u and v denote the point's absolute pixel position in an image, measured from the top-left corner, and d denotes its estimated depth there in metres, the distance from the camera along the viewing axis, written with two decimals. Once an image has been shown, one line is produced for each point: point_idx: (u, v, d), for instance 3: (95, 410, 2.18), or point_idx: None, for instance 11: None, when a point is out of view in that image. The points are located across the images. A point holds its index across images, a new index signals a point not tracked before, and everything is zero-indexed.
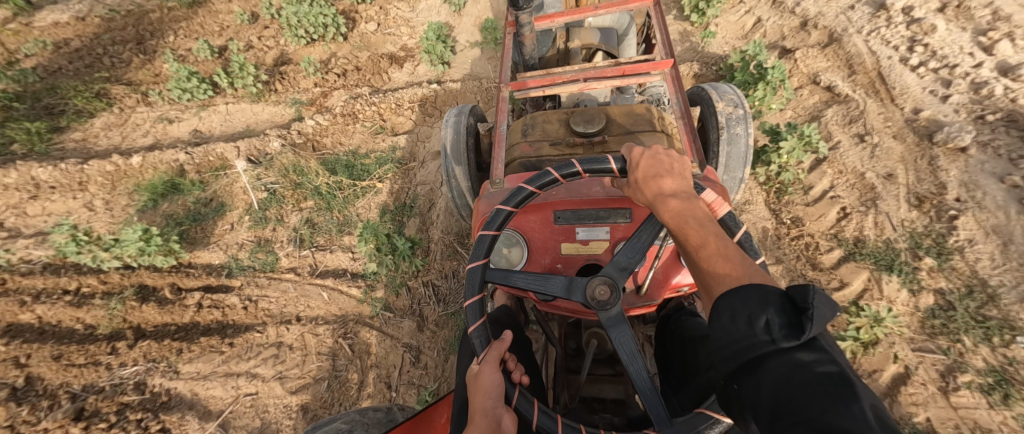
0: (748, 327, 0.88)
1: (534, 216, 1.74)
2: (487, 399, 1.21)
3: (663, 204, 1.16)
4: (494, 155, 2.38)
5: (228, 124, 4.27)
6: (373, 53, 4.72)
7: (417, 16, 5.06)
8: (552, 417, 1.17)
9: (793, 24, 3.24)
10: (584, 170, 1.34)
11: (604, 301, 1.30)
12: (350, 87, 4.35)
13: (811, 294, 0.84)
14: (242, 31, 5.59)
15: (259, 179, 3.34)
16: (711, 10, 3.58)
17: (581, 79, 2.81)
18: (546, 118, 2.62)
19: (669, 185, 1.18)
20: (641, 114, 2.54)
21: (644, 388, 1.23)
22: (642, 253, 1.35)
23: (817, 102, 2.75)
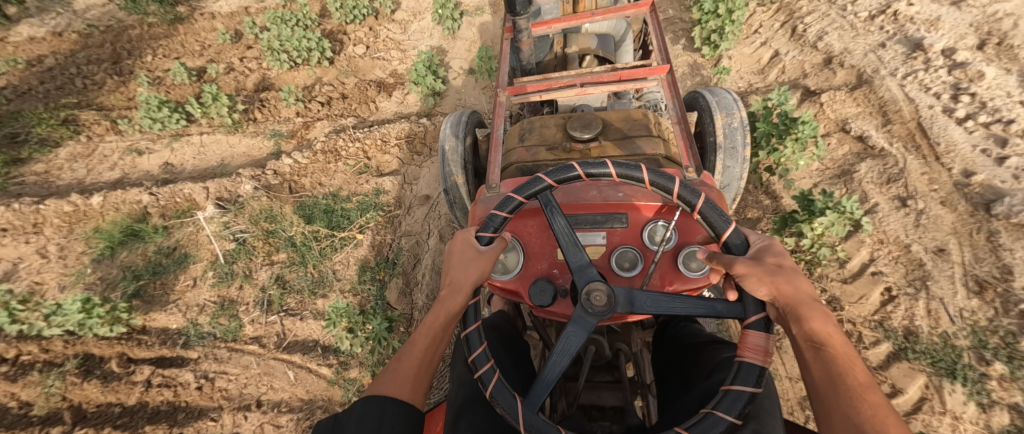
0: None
1: (532, 221, 1.77)
2: (482, 276, 1.41)
3: (809, 308, 1.15)
4: (488, 159, 2.26)
5: (201, 158, 3.95)
6: (361, 79, 4.44)
7: (408, 39, 4.79)
8: (479, 339, 1.32)
9: (816, 61, 2.97)
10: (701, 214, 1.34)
11: (594, 306, 1.33)
12: (334, 117, 4.04)
13: None
14: (224, 52, 5.29)
15: (227, 227, 3.01)
16: (724, 43, 3.33)
17: (578, 85, 2.71)
18: (544, 124, 2.57)
19: (814, 296, 1.19)
20: (639, 119, 2.47)
21: (548, 378, 1.28)
22: (658, 307, 1.35)
23: (847, 153, 2.46)
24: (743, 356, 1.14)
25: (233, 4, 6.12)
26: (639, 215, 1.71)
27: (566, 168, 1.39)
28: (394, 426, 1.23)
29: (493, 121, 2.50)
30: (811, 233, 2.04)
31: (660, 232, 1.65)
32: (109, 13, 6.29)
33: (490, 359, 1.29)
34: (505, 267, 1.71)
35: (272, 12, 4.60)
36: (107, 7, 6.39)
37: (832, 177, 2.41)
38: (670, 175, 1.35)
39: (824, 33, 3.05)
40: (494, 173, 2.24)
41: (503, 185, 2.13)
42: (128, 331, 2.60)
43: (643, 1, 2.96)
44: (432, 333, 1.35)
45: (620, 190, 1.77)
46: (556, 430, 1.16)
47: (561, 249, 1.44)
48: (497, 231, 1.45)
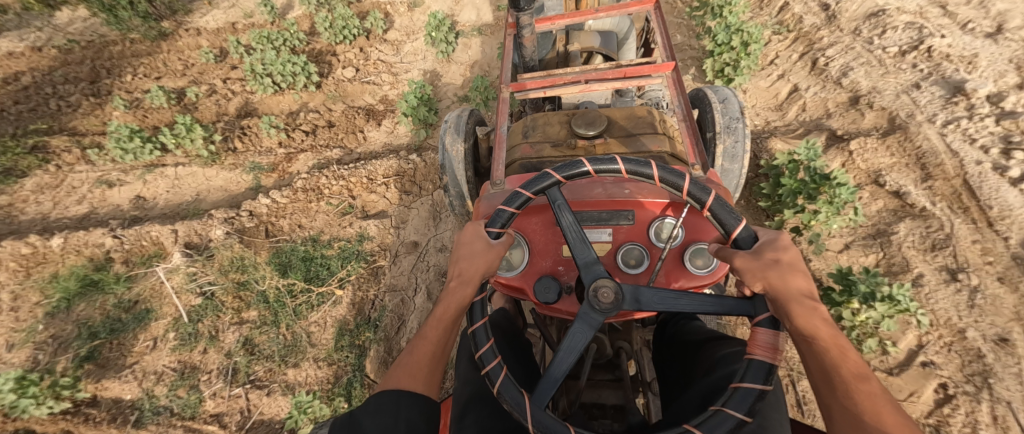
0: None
1: (535, 218, 1.66)
2: (489, 270, 1.31)
3: (802, 304, 1.08)
4: (494, 155, 2.20)
5: (175, 192, 3.69)
6: (349, 106, 4.18)
7: (401, 61, 4.56)
8: (485, 335, 1.21)
9: (840, 99, 2.73)
10: (704, 206, 1.25)
11: (602, 304, 1.21)
12: (318, 148, 3.77)
13: None
14: (208, 72, 5.04)
15: (193, 279, 2.75)
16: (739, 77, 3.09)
17: (582, 81, 2.63)
18: (547, 120, 2.50)
19: (807, 287, 1.10)
20: (643, 116, 2.40)
21: (555, 375, 1.17)
22: (670, 307, 1.21)
23: (882, 210, 2.21)
24: (752, 354, 1.06)
25: (220, 21, 5.98)
26: (646, 212, 1.60)
27: (578, 164, 1.30)
28: (410, 420, 1.17)
29: (497, 117, 2.47)
30: (850, 317, 1.78)
31: (668, 229, 1.56)
32: (90, 27, 6.01)
33: (497, 355, 1.19)
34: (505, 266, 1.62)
35: (256, 32, 4.35)
36: (90, 21, 6.13)
37: (866, 236, 2.15)
38: (676, 167, 1.26)
39: (849, 68, 2.81)
40: (499, 169, 2.18)
41: (508, 180, 2.07)
42: (74, 404, 2.34)
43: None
44: (444, 324, 1.28)
45: (625, 186, 1.65)
46: (564, 428, 1.04)
47: (570, 244, 1.32)
48: (505, 226, 1.33)
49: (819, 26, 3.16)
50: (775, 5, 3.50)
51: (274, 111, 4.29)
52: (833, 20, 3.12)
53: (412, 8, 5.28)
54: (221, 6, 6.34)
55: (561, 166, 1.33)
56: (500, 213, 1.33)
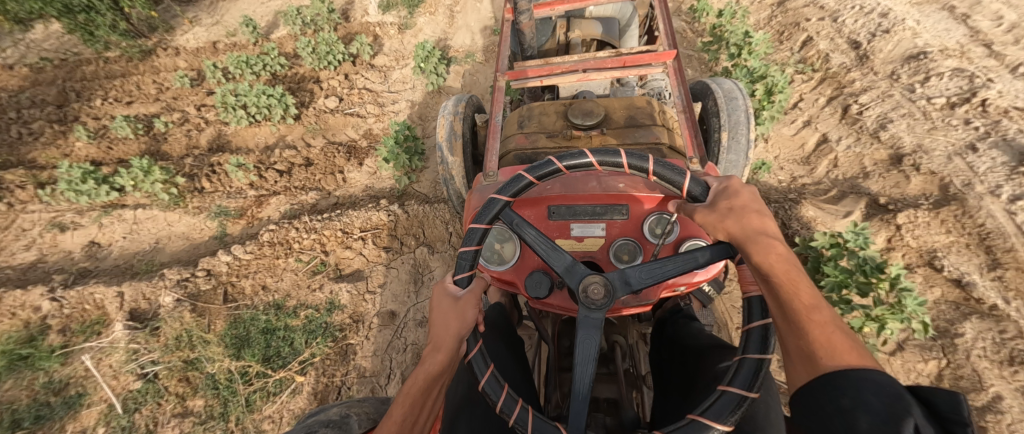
0: (894, 421, 0.70)
1: (527, 210, 1.57)
2: (464, 325, 1.17)
3: (753, 241, 1.05)
4: (488, 146, 2.36)
5: (132, 239, 3.34)
6: (330, 142, 3.83)
7: (388, 90, 4.25)
8: (498, 385, 1.05)
9: (880, 155, 2.40)
10: (650, 173, 1.19)
11: (595, 302, 1.11)
12: (293, 191, 3.43)
13: (967, 410, 0.69)
14: (182, 97, 4.72)
15: (133, 358, 2.39)
16: (762, 127, 2.71)
17: (582, 70, 2.85)
18: (543, 111, 2.61)
19: (764, 228, 1.08)
20: (642, 107, 2.50)
21: (580, 393, 1.03)
22: (658, 278, 1.13)
23: (941, 300, 1.87)
24: (747, 292, 1.05)
25: (202, 40, 5.72)
26: (640, 206, 1.53)
27: (523, 177, 1.21)
28: None
29: (492, 107, 2.58)
30: None
31: (663, 224, 1.49)
32: (61, 42, 5.66)
33: (518, 399, 1.04)
34: (496, 259, 1.58)
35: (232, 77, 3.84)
36: (64, 38, 5.79)
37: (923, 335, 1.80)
38: (606, 149, 1.17)
39: (888, 119, 2.48)
40: (493, 162, 2.31)
41: (501, 172, 2.21)
42: None
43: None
44: (412, 398, 1.11)
45: (621, 180, 1.59)
46: None
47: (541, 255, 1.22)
48: (474, 267, 1.22)
49: (848, 66, 2.85)
50: (796, 39, 3.20)
51: (249, 146, 3.96)
52: (865, 61, 2.80)
53: (403, 31, 5.02)
54: (205, 23, 6.06)
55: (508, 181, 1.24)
56: (469, 235, 1.22)
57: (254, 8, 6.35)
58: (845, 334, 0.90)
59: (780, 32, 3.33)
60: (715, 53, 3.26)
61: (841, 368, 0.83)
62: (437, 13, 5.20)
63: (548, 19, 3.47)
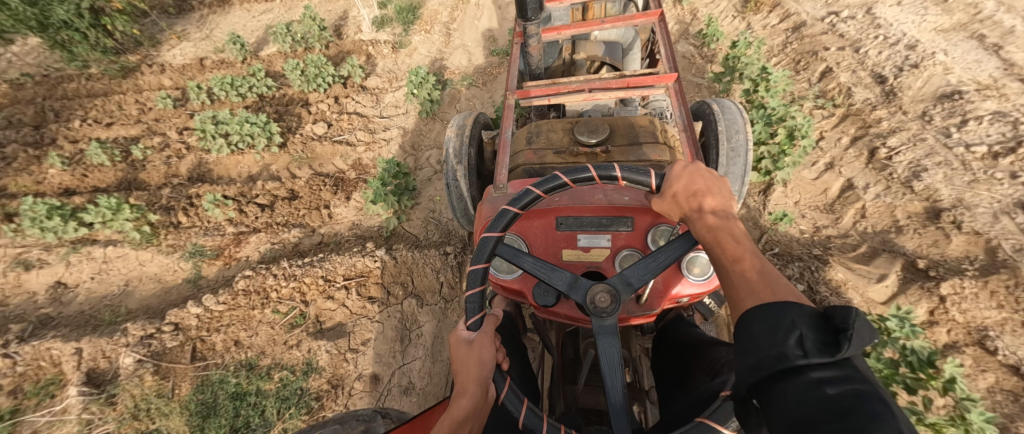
0: (781, 337, 0.83)
1: (536, 221, 1.68)
2: (483, 367, 1.18)
3: (692, 216, 1.18)
4: (497, 161, 2.23)
5: (101, 280, 3.11)
6: (316, 172, 3.60)
7: (380, 115, 4.03)
8: (538, 418, 1.09)
9: (914, 208, 2.18)
10: (618, 178, 1.27)
11: (604, 309, 1.24)
12: (274, 227, 3.20)
13: (850, 314, 0.79)
14: (165, 119, 4.50)
15: (89, 429, 2.21)
16: (782, 172, 2.48)
17: (587, 89, 2.67)
18: (551, 128, 2.55)
19: (705, 202, 1.18)
20: (643, 126, 2.47)
21: (616, 404, 1.15)
22: (654, 273, 1.29)
23: (994, 388, 1.65)
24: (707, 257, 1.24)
25: (189, 56, 5.52)
26: (644, 218, 1.63)
27: (516, 206, 1.31)
28: None
29: (502, 122, 2.49)
30: None
31: (663, 235, 1.57)
32: (38, 54, 5.38)
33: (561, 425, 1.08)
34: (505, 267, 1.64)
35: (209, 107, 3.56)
36: (44, 53, 5.56)
37: None
38: (586, 166, 1.25)
39: (921, 167, 2.26)
40: (501, 174, 2.21)
41: (509, 185, 2.13)
42: None
43: (652, 10, 2.99)
44: None
45: (626, 194, 1.70)
46: None
47: (544, 276, 1.34)
48: (483, 309, 1.24)
49: (874, 103, 2.63)
50: (815, 69, 3.01)
51: (233, 176, 3.75)
52: (892, 98, 2.58)
53: (397, 50, 4.82)
54: (193, 39, 5.87)
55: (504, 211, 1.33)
56: (472, 273, 1.26)
57: (246, 23, 6.16)
58: (776, 281, 0.98)
59: (796, 63, 3.16)
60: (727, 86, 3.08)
61: (756, 305, 0.94)
62: (433, 32, 4.99)
63: (555, 42, 3.34)
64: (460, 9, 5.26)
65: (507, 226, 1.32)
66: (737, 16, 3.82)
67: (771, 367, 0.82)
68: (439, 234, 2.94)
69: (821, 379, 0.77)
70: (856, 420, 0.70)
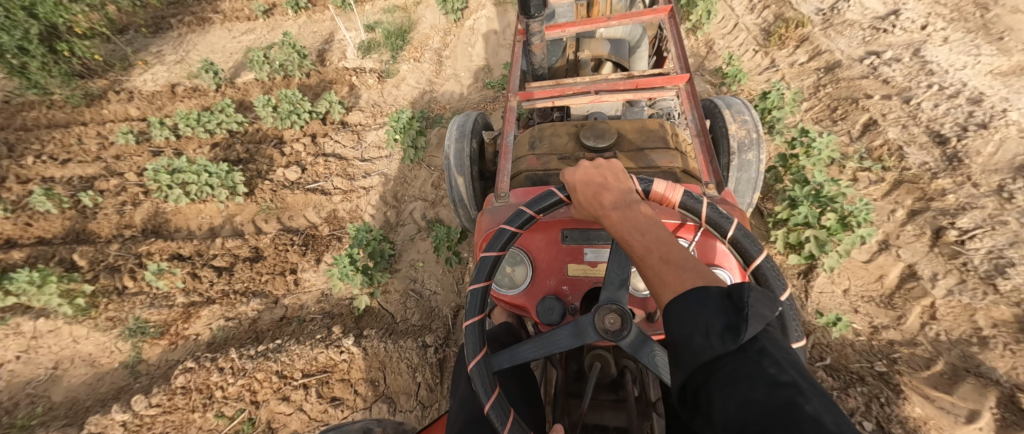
0: (693, 329, 0.87)
1: (539, 234, 1.58)
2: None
3: (603, 215, 1.19)
4: (500, 166, 2.08)
5: (25, 360, 2.66)
6: (284, 228, 3.17)
7: (362, 158, 3.63)
8: None
9: (1003, 314, 1.77)
10: (535, 214, 1.31)
11: (615, 330, 1.16)
12: (231, 297, 2.77)
13: (747, 291, 0.86)
14: (126, 156, 4.09)
15: None
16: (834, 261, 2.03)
17: (592, 91, 2.53)
18: (555, 131, 2.34)
19: (604, 198, 1.20)
20: (656, 130, 2.24)
21: None
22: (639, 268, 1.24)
23: None
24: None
25: (160, 82, 5.14)
26: None
27: (473, 315, 1.25)
28: None
29: (505, 125, 2.37)
30: None
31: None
32: None
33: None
34: (510, 282, 1.58)
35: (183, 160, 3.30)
36: None
37: None
38: (507, 224, 1.29)
39: (1005, 260, 1.87)
40: (503, 182, 2.06)
41: (512, 194, 1.97)
42: None
43: (660, 7, 2.88)
44: None
45: None
46: None
47: (551, 350, 1.23)
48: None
49: (934, 170, 2.23)
50: (855, 120, 2.64)
51: (193, 229, 3.32)
52: (957, 164, 2.19)
53: (384, 80, 4.44)
54: (166, 64, 5.50)
55: (471, 329, 1.26)
56: (493, 410, 1.17)
57: (225, 45, 5.78)
58: (685, 266, 1.01)
59: (832, 113, 2.77)
60: None
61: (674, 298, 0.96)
62: (422, 60, 4.60)
63: (560, 40, 3.17)
64: (453, 34, 4.88)
65: (482, 341, 1.24)
66: (758, 52, 3.45)
67: (695, 365, 0.84)
68: (419, 314, 2.52)
69: (739, 363, 0.80)
70: (781, 394, 0.73)
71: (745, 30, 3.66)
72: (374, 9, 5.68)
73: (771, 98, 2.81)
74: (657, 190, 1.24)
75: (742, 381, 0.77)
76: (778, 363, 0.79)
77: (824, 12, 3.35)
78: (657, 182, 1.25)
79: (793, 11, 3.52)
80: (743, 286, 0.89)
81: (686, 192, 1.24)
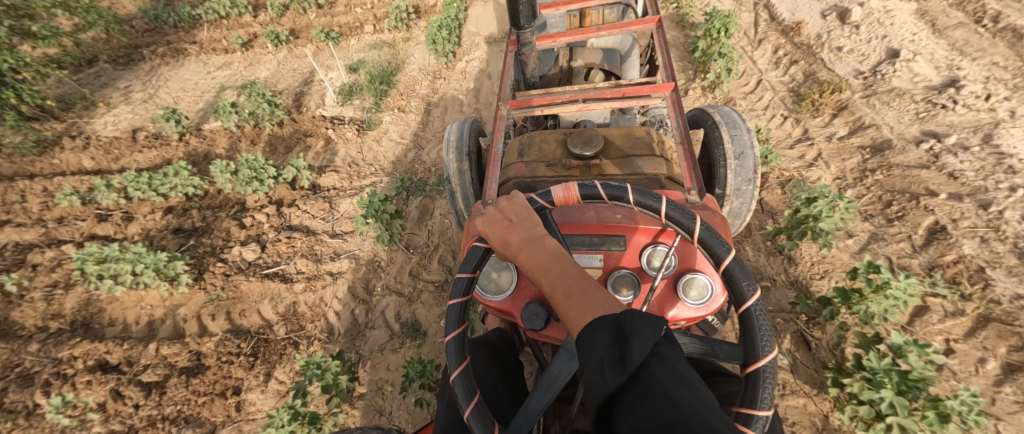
0: (591, 370, 0.83)
1: None
2: None
3: (515, 256, 1.10)
4: (488, 173, 1.96)
5: None
6: (232, 328, 2.67)
7: (332, 232, 3.17)
8: None
9: None
10: (472, 271, 1.20)
11: None
12: (158, 427, 2.29)
13: (631, 320, 0.83)
14: (69, 219, 3.61)
15: None
16: None
17: (581, 99, 2.39)
18: (544, 138, 2.31)
19: (511, 236, 1.12)
20: (641, 137, 2.21)
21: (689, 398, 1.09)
22: None
23: None
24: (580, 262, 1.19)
25: (122, 126, 4.68)
26: (639, 237, 1.52)
27: (469, 401, 1.08)
28: None
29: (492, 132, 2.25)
30: None
31: (660, 256, 1.46)
32: None
33: None
34: (496, 288, 1.55)
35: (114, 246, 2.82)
36: None
37: None
38: (454, 297, 1.15)
39: None
40: (491, 188, 1.95)
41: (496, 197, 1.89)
42: None
43: (650, 17, 2.70)
44: None
45: (618, 211, 1.60)
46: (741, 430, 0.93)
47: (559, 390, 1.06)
48: None
49: None
50: (917, 222, 2.20)
51: (130, 323, 2.83)
52: None
53: (364, 133, 4.00)
54: (131, 104, 5.02)
55: (475, 419, 1.07)
56: None
57: (198, 81, 5.33)
58: (590, 295, 0.98)
59: (886, 208, 2.32)
60: (794, 244, 2.29)
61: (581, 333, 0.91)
62: (408, 109, 4.18)
63: (550, 49, 3.10)
64: (443, 78, 4.47)
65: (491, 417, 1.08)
66: (788, 118, 3.01)
67: (596, 408, 0.80)
68: None
69: (630, 393, 0.77)
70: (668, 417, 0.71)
71: (770, 89, 3.24)
72: (359, 45, 5.28)
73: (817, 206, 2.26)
74: (556, 199, 1.20)
75: (636, 413, 0.74)
76: (663, 385, 0.76)
77: (864, 75, 2.93)
78: (555, 190, 1.21)
79: (826, 70, 3.10)
80: (629, 313, 0.86)
81: (583, 186, 1.20)
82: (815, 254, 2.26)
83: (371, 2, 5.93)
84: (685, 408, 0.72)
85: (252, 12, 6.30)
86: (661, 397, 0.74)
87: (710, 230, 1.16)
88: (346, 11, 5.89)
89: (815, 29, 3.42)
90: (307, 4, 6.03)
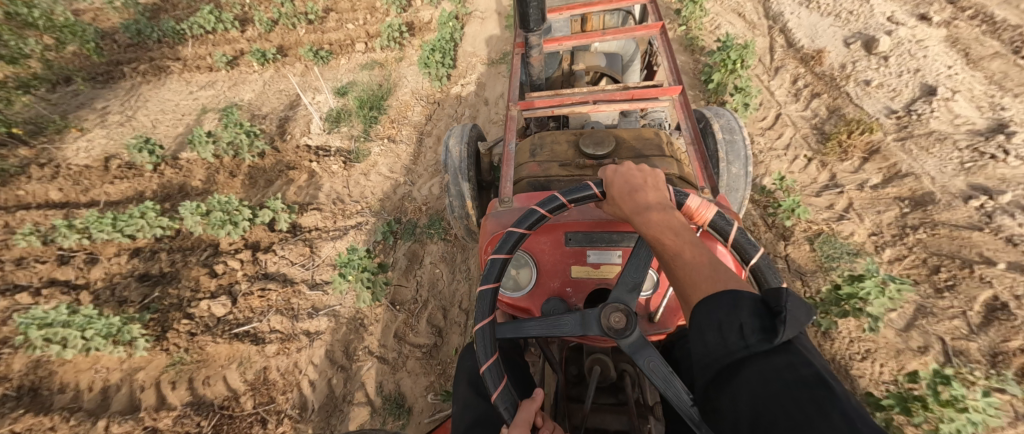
0: (724, 327, 0.84)
1: (543, 236, 1.49)
2: None
3: (641, 215, 1.09)
4: (505, 172, 1.96)
5: None
6: (193, 400, 2.39)
7: (312, 282, 2.89)
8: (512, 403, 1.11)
9: None
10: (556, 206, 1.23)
11: (616, 330, 1.12)
12: None
13: (784, 299, 0.82)
14: (27, 260, 3.29)
15: None
16: None
17: (590, 101, 2.28)
18: (554, 139, 2.15)
19: (649, 200, 1.11)
20: (650, 138, 2.05)
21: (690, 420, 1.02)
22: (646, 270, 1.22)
23: None
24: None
25: (94, 153, 4.38)
26: None
27: (489, 280, 1.21)
28: None
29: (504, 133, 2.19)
30: None
31: None
32: None
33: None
34: (513, 285, 1.50)
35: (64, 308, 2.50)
36: None
37: None
38: (500, 251, 1.21)
39: None
40: (506, 187, 1.88)
41: (515, 199, 1.80)
42: None
43: (654, 23, 2.55)
44: None
45: None
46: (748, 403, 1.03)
47: (556, 333, 1.22)
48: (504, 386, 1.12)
49: None
50: (971, 295, 1.93)
51: (83, 389, 2.51)
52: None
53: (350, 165, 3.71)
54: (106, 128, 4.73)
55: (486, 293, 1.21)
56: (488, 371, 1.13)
57: (179, 102, 5.05)
58: (718, 268, 0.96)
59: (933, 275, 2.06)
60: (831, 322, 1.99)
61: (706, 298, 0.92)
62: (399, 138, 3.91)
63: (555, 52, 2.83)
64: (437, 102, 4.21)
65: (494, 304, 1.20)
66: (812, 160, 2.73)
67: (721, 365, 0.83)
68: None
69: (768, 361, 0.78)
70: (807, 392, 0.72)
71: (791, 125, 2.96)
72: (349, 65, 5.01)
73: (864, 286, 1.99)
74: (691, 204, 1.14)
75: (766, 378, 0.76)
76: (808, 364, 0.78)
77: (897, 114, 2.67)
78: (692, 197, 1.15)
79: (853, 106, 2.84)
80: (778, 292, 0.85)
81: (721, 213, 1.13)
82: (854, 331, 1.98)
83: (363, 17, 5.66)
84: (829, 388, 0.74)
85: (239, 27, 6.02)
86: (801, 372, 0.76)
87: (769, 263, 1.11)
88: (337, 27, 5.62)
89: (838, 58, 3.16)
90: (295, 19, 5.75)
